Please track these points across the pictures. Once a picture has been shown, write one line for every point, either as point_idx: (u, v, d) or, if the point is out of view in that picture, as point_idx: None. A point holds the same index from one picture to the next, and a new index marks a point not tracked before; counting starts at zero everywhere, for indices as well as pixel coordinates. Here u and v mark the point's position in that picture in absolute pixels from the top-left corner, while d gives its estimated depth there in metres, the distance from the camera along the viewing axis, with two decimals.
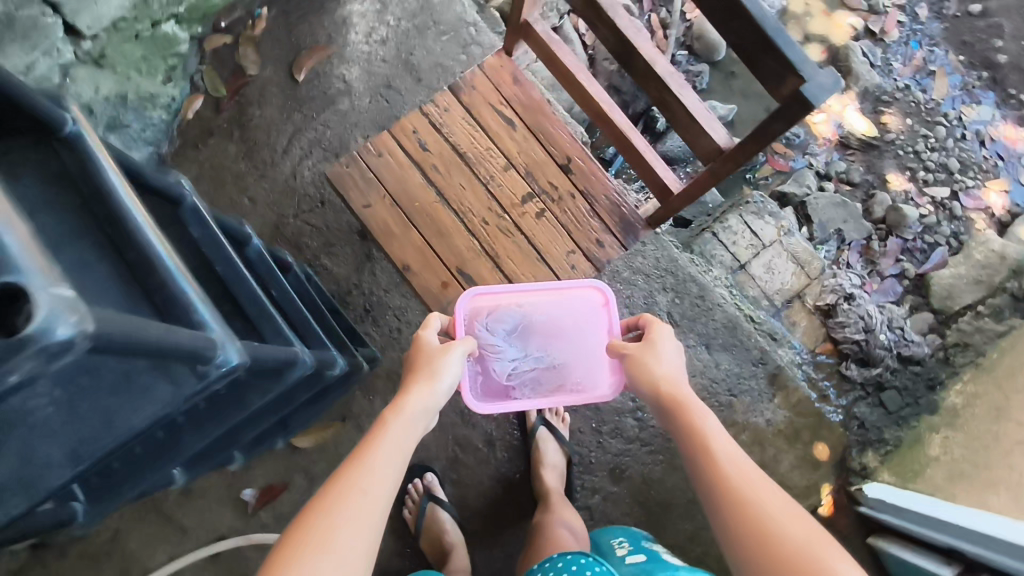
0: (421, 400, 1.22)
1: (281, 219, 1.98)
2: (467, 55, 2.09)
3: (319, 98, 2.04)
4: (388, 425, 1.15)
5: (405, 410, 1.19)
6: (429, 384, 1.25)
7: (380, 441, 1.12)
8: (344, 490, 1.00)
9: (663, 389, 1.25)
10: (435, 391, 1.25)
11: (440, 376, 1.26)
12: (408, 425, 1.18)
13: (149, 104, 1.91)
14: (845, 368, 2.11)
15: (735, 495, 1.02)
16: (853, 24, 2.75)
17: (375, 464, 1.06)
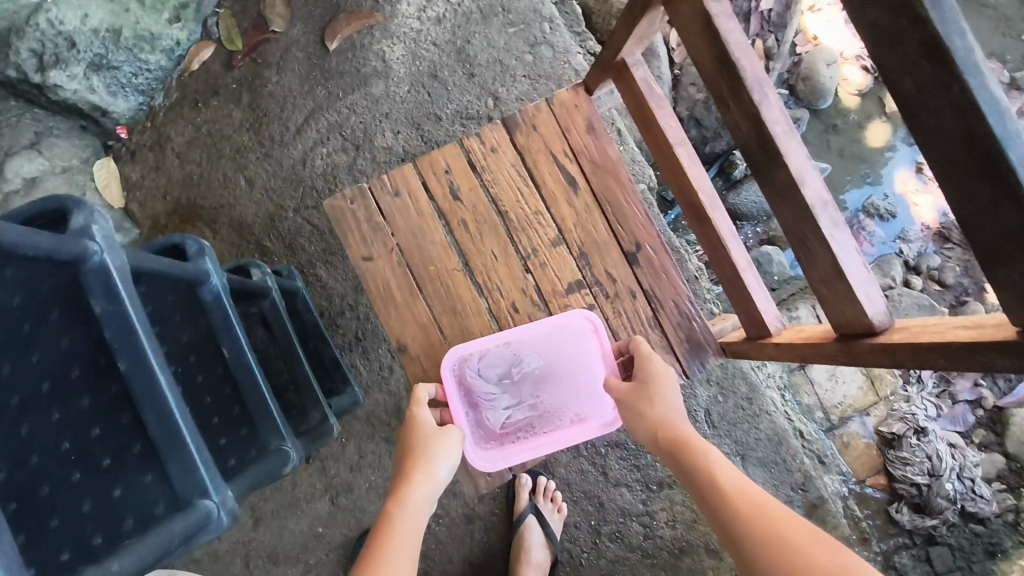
0: (423, 492, 0.89)
1: (279, 210, 1.66)
2: (535, 56, 1.74)
3: (349, 75, 1.71)
4: (393, 536, 0.84)
5: (409, 508, 0.87)
6: (431, 469, 0.91)
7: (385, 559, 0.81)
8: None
9: (659, 432, 0.91)
10: (440, 478, 0.92)
11: (442, 457, 0.92)
12: (416, 526, 0.87)
13: (147, 46, 1.60)
14: (894, 512, 1.80)
15: (778, 540, 0.72)
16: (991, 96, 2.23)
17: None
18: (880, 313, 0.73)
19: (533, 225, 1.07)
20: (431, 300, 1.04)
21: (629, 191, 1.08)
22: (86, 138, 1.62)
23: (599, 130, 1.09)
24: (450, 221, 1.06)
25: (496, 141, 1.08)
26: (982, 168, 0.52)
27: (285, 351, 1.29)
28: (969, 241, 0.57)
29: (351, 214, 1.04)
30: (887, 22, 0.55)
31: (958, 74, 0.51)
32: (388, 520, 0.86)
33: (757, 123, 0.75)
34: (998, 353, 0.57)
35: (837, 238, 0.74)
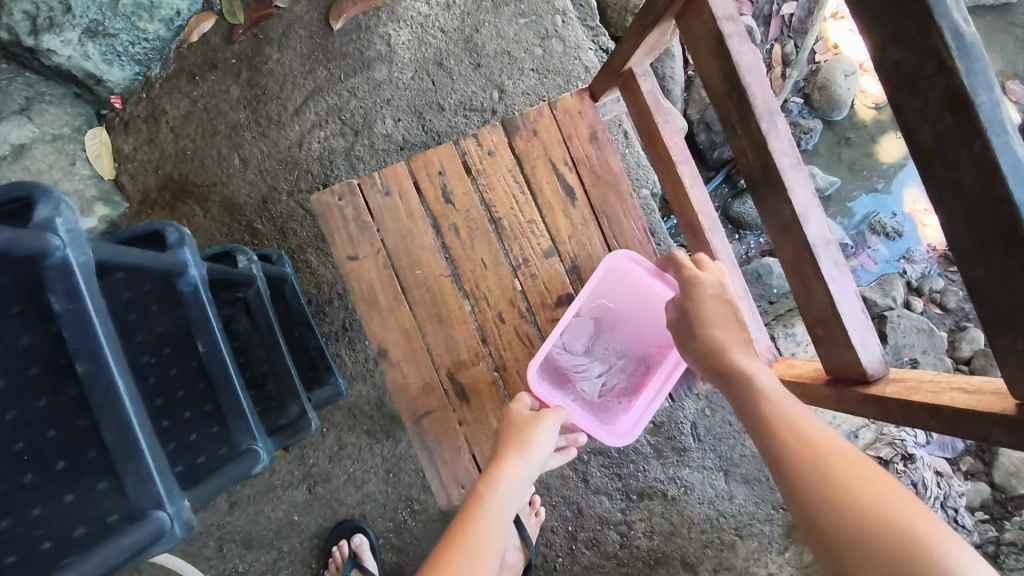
0: (518, 471, 0.87)
1: (272, 193, 1.62)
2: (545, 50, 1.70)
3: (352, 57, 1.66)
4: (486, 503, 0.82)
5: (503, 483, 0.85)
6: (525, 448, 0.89)
7: (477, 523, 0.79)
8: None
9: (712, 356, 0.86)
10: (535, 461, 0.89)
11: (539, 440, 0.90)
12: (510, 501, 0.84)
13: (146, 14, 1.55)
14: None
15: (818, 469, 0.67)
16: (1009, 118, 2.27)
17: (474, 557, 0.73)
18: (874, 362, 0.70)
19: (525, 234, 1.03)
20: (416, 305, 1.01)
21: (628, 204, 1.05)
22: (78, 106, 1.57)
23: (601, 140, 1.05)
24: (440, 224, 1.03)
25: (494, 145, 1.05)
26: (998, 234, 0.48)
27: (268, 341, 1.26)
28: (976, 306, 0.53)
29: (338, 211, 1.01)
30: (910, 66, 0.50)
31: (980, 130, 0.46)
32: (481, 494, 0.84)
33: (762, 154, 0.71)
34: (994, 425, 0.54)
35: (837, 281, 0.71)
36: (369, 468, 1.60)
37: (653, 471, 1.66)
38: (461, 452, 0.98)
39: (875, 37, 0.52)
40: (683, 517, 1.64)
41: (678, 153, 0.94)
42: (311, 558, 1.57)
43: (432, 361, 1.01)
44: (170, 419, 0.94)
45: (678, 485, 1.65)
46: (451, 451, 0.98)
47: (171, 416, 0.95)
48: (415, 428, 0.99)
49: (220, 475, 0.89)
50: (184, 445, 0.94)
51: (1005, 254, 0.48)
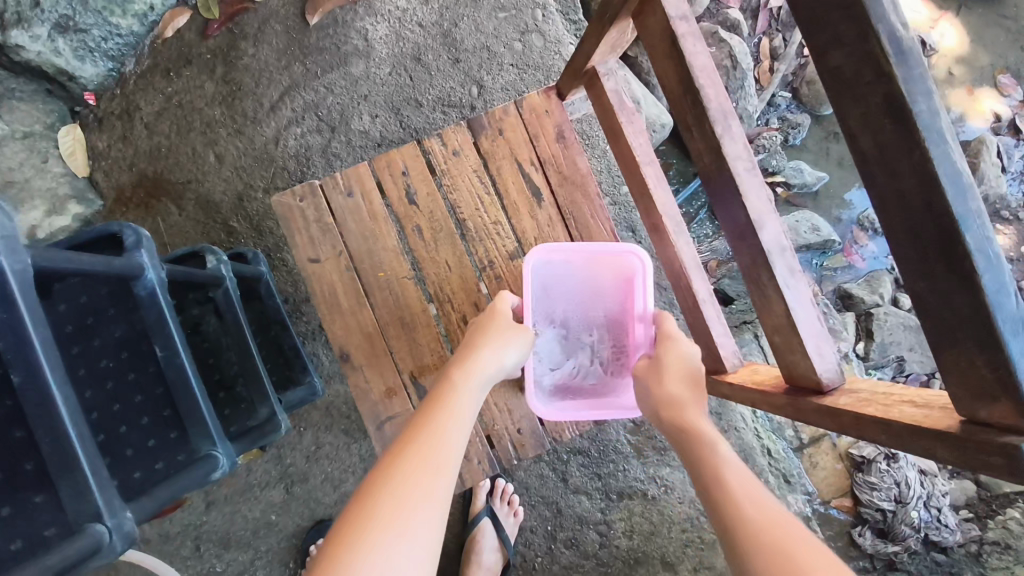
0: (491, 362, 0.90)
1: (248, 190, 1.60)
2: (524, 44, 1.67)
3: (329, 52, 1.64)
4: (457, 391, 0.85)
5: (474, 373, 0.88)
6: (498, 343, 0.91)
7: (449, 410, 0.82)
8: (410, 479, 0.71)
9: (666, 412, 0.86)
10: (508, 356, 0.92)
11: (513, 336, 0.93)
12: (479, 392, 0.87)
13: (118, 9, 1.52)
14: (856, 535, 1.74)
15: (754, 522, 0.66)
16: (998, 111, 2.26)
17: (447, 441, 0.77)
18: (831, 370, 0.68)
19: (490, 235, 1.02)
20: (379, 309, 1.00)
21: (595, 204, 1.03)
22: (51, 103, 1.55)
23: (569, 139, 1.04)
24: (404, 226, 1.01)
25: (459, 144, 1.03)
26: (938, 246, 0.47)
27: (238, 341, 1.23)
28: (921, 320, 0.52)
29: (299, 213, 0.99)
30: (850, 71, 0.48)
31: (919, 139, 0.45)
32: (452, 380, 0.86)
33: (717, 157, 0.70)
34: (938, 443, 0.52)
35: (792, 287, 0.69)
36: (347, 468, 1.60)
37: (633, 471, 1.65)
38: None
39: (818, 41, 0.51)
40: (663, 517, 1.63)
41: (642, 155, 0.93)
42: (288, 558, 1.57)
43: (395, 366, 0.99)
44: (127, 425, 0.94)
45: (658, 485, 1.64)
46: None
47: (128, 422, 0.94)
48: (378, 433, 0.98)
49: (175, 481, 0.89)
50: (142, 451, 0.93)
51: (946, 268, 0.47)
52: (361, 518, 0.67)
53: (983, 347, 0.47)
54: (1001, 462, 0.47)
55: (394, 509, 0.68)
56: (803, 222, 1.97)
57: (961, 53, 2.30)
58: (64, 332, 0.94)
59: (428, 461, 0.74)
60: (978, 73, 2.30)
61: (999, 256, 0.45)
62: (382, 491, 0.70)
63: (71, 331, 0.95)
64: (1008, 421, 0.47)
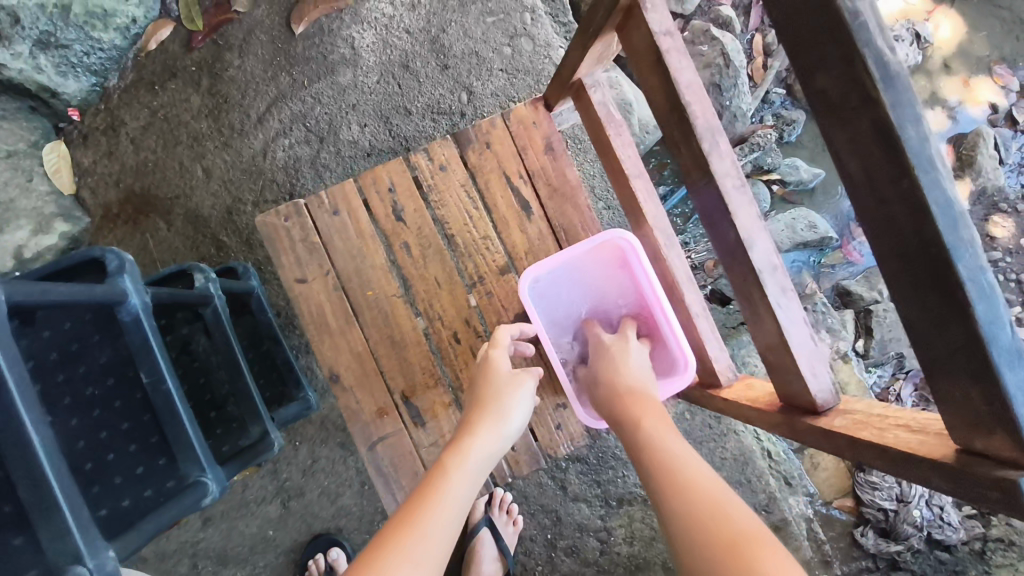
0: (487, 448, 0.85)
1: (236, 203, 1.58)
2: (513, 48, 1.65)
3: (315, 62, 1.62)
4: (449, 477, 0.79)
5: (468, 457, 0.82)
6: (496, 421, 0.87)
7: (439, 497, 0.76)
8: (390, 569, 0.65)
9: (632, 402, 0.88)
10: (505, 436, 0.87)
11: (513, 411, 0.89)
12: (473, 479, 0.81)
13: (100, 23, 1.49)
14: (859, 535, 1.70)
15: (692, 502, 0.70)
16: (995, 101, 2.24)
17: (433, 530, 0.71)
18: (826, 392, 0.68)
19: (479, 251, 1.01)
20: (367, 328, 0.99)
21: (586, 217, 1.01)
22: (34, 120, 1.53)
23: (557, 150, 1.02)
24: (392, 243, 1.00)
25: (445, 158, 1.02)
26: (928, 274, 0.46)
27: (227, 360, 1.21)
28: (914, 347, 0.51)
29: (283, 233, 0.98)
30: (837, 94, 0.47)
31: (908, 167, 0.43)
32: (443, 466, 0.81)
33: (705, 174, 0.69)
34: (935, 472, 0.51)
35: (783, 307, 0.69)
36: (343, 481, 1.59)
37: (632, 477, 1.63)
38: (417, 475, 0.96)
39: (804, 63, 0.49)
40: None
41: (634, 168, 0.93)
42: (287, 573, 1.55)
43: (385, 386, 0.98)
44: (115, 453, 0.92)
45: None
46: (408, 476, 0.96)
47: (116, 449, 0.92)
48: (369, 454, 0.97)
49: (159, 514, 0.87)
50: (130, 479, 0.91)
51: (938, 297, 0.46)
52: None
53: (978, 378, 0.46)
54: (997, 495, 0.46)
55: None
56: (800, 219, 1.93)
57: (957, 45, 2.28)
58: (48, 361, 0.91)
59: (410, 547, 0.68)
60: (974, 65, 2.27)
61: (993, 286, 0.44)
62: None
63: (55, 360, 0.92)
64: (1005, 454, 0.46)
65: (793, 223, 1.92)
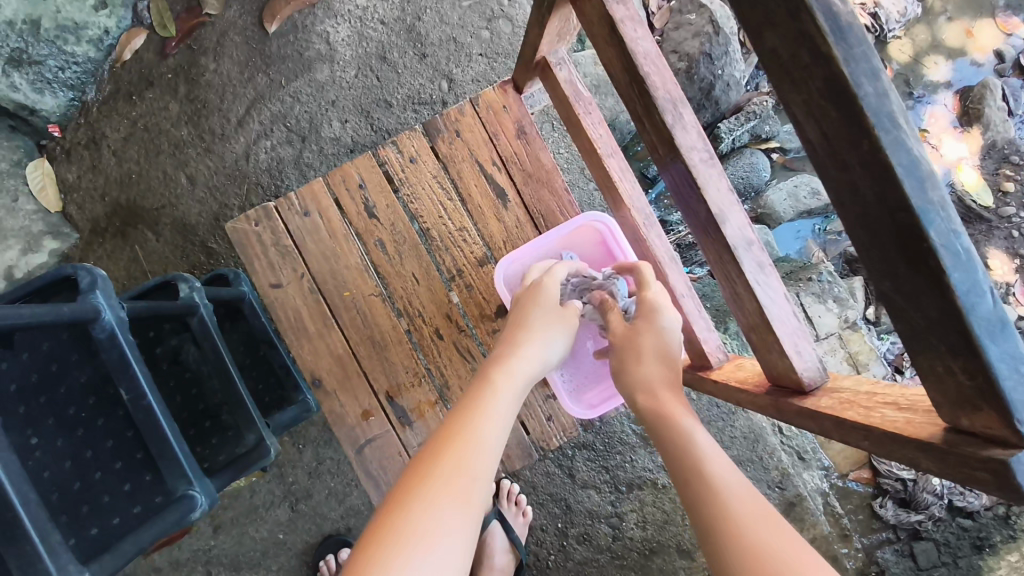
0: (531, 364, 0.86)
1: (223, 209, 1.57)
2: (492, 32, 1.61)
3: (292, 59, 1.60)
4: (498, 392, 0.80)
5: (514, 373, 0.83)
6: (535, 341, 0.88)
7: (488, 412, 0.77)
8: (445, 484, 0.67)
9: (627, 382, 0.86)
10: (547, 357, 0.88)
11: (545, 331, 0.90)
12: (518, 392, 0.82)
13: (71, 37, 1.49)
14: (878, 507, 1.62)
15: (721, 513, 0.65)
16: (1000, 50, 2.16)
17: (483, 443, 0.73)
18: (810, 373, 0.65)
19: (456, 243, 1.03)
20: (347, 329, 1.01)
21: (562, 199, 1.04)
22: (15, 138, 1.53)
23: (529, 134, 1.05)
24: (366, 241, 1.03)
25: (415, 150, 1.05)
26: (895, 243, 0.42)
27: (218, 368, 1.15)
28: (894, 320, 0.47)
29: (255, 237, 1.02)
30: (787, 53, 0.44)
31: (868, 128, 0.40)
32: (490, 380, 0.82)
33: (671, 148, 0.67)
34: (922, 454, 0.47)
35: (759, 285, 0.66)
36: (350, 481, 1.57)
37: (640, 461, 1.60)
38: None
39: (756, 19, 0.46)
40: (675, 504, 1.58)
41: (606, 147, 0.93)
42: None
43: (370, 388, 1.00)
44: (101, 471, 0.90)
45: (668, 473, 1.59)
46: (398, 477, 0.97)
47: (102, 467, 0.91)
48: (358, 457, 0.99)
49: (140, 534, 0.86)
50: (118, 496, 0.90)
51: (910, 268, 0.42)
52: (382, 533, 0.62)
53: (957, 352, 0.42)
54: (987, 477, 0.42)
55: (424, 518, 0.63)
56: (801, 186, 1.86)
57: None
58: (29, 382, 0.89)
59: (461, 467, 0.69)
60: (978, 13, 2.19)
61: (971, 254, 0.40)
62: (411, 500, 0.65)
63: (36, 382, 0.89)
64: (993, 431, 0.42)
65: (795, 191, 1.86)
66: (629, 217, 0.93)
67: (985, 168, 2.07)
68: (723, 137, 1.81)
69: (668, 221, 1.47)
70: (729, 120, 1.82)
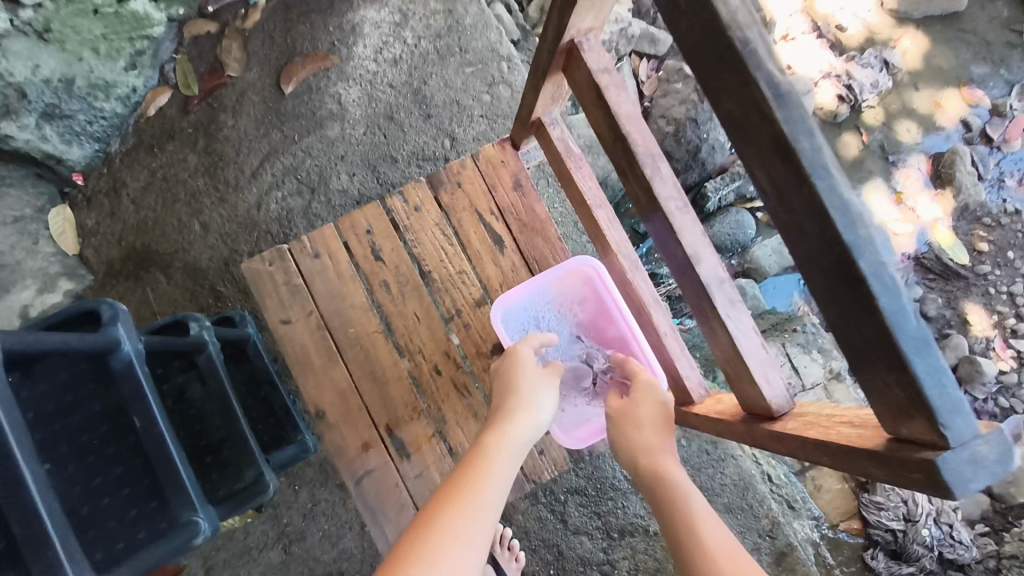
0: (523, 440, 0.88)
1: (233, 255, 1.65)
2: (492, 96, 1.74)
3: (305, 118, 1.71)
4: (492, 458, 0.82)
5: (509, 439, 0.86)
6: (528, 407, 0.91)
7: (481, 478, 0.79)
8: (440, 547, 0.68)
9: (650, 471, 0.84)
10: (539, 420, 0.91)
11: (540, 396, 0.93)
12: (511, 458, 0.85)
13: (102, 93, 1.61)
14: (869, 557, 1.65)
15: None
16: (967, 121, 2.34)
17: (477, 508, 0.74)
18: (778, 396, 0.70)
19: (456, 285, 1.10)
20: (351, 364, 1.07)
21: (555, 247, 1.12)
22: (41, 185, 1.62)
23: (525, 187, 1.14)
24: (372, 281, 1.10)
25: (420, 200, 1.14)
26: (832, 271, 0.49)
27: (223, 404, 1.19)
28: (840, 344, 0.54)
29: (268, 276, 1.09)
30: (741, 115, 0.52)
31: (805, 175, 0.47)
32: (485, 447, 0.84)
33: (650, 197, 0.76)
34: (871, 461, 0.53)
35: (727, 313, 0.73)
36: (344, 524, 1.58)
37: (632, 507, 1.61)
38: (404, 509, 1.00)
39: (716, 87, 0.54)
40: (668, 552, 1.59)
41: (593, 196, 1.02)
42: None
43: (370, 420, 1.05)
44: (109, 497, 0.93)
45: None
46: (395, 509, 1.00)
47: (110, 493, 0.93)
48: (357, 488, 1.02)
49: (143, 559, 0.89)
50: (123, 523, 0.92)
51: (850, 296, 0.49)
52: None
53: (892, 367, 0.48)
54: (921, 477, 0.48)
55: None
56: None
57: (925, 69, 2.38)
58: (45, 411, 0.91)
59: (454, 531, 0.70)
60: (945, 85, 2.38)
61: (896, 280, 0.47)
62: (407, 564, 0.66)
63: (52, 411, 0.91)
64: (925, 437, 0.48)
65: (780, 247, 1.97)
66: (615, 261, 1.01)
67: (960, 228, 2.25)
68: (709, 196, 1.91)
69: (658, 274, 1.56)
70: (715, 180, 1.92)
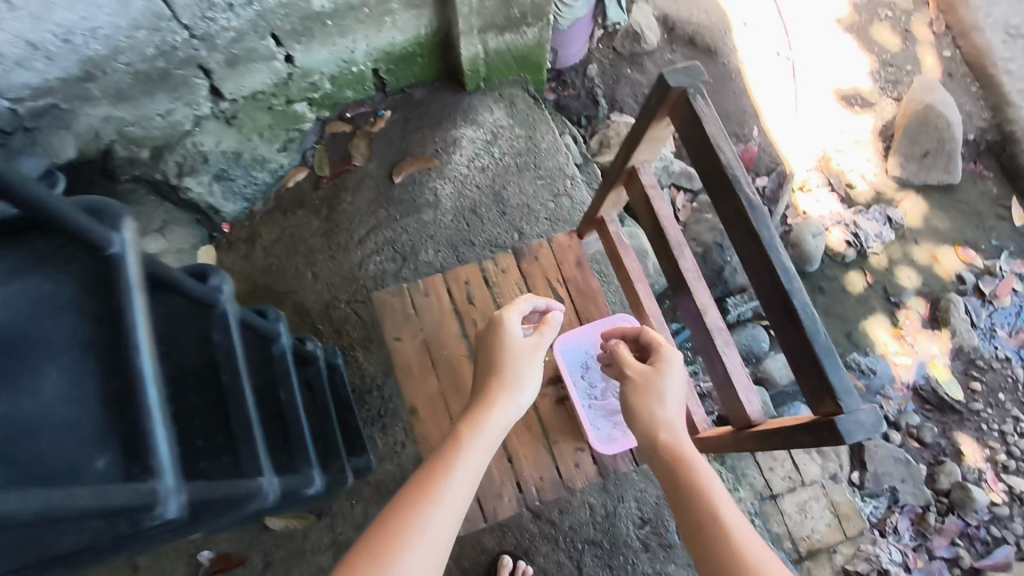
0: (504, 408, 1.17)
1: (334, 301, 2.03)
2: (556, 204, 2.18)
3: (407, 203, 2.16)
4: (471, 439, 1.10)
5: (489, 424, 1.14)
6: (508, 394, 1.19)
7: (462, 455, 1.07)
8: (423, 505, 0.96)
9: (661, 435, 1.11)
10: (519, 402, 1.19)
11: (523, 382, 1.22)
12: (491, 436, 1.12)
13: (258, 166, 2.09)
14: None
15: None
16: (962, 276, 2.67)
17: (455, 478, 1.02)
18: (755, 409, 1.01)
19: (526, 330, 1.45)
20: (441, 377, 1.39)
21: (603, 312, 1.46)
22: (197, 229, 2.06)
23: (585, 266, 1.51)
24: (463, 318, 1.45)
25: (506, 265, 1.51)
26: (781, 308, 0.86)
27: (325, 408, 1.53)
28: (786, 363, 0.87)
29: (392, 304, 1.46)
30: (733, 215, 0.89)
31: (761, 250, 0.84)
32: (467, 431, 1.12)
33: (678, 271, 1.11)
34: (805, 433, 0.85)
35: (725, 348, 1.04)
36: None
37: (640, 566, 1.81)
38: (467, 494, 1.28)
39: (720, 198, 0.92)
40: None
41: (637, 275, 1.39)
42: None
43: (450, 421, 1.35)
44: None
45: None
46: None
47: None
48: None
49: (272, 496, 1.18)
50: None
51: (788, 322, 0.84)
52: (382, 534, 0.91)
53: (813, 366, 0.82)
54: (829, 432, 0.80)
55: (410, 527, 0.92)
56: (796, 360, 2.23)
57: (925, 228, 2.76)
58: None
59: (434, 496, 0.98)
60: (943, 243, 2.75)
61: (813, 315, 0.82)
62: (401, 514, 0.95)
63: None
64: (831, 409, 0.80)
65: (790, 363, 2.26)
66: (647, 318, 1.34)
67: (955, 367, 2.52)
68: (730, 309, 2.26)
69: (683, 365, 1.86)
70: (735, 297, 2.29)
